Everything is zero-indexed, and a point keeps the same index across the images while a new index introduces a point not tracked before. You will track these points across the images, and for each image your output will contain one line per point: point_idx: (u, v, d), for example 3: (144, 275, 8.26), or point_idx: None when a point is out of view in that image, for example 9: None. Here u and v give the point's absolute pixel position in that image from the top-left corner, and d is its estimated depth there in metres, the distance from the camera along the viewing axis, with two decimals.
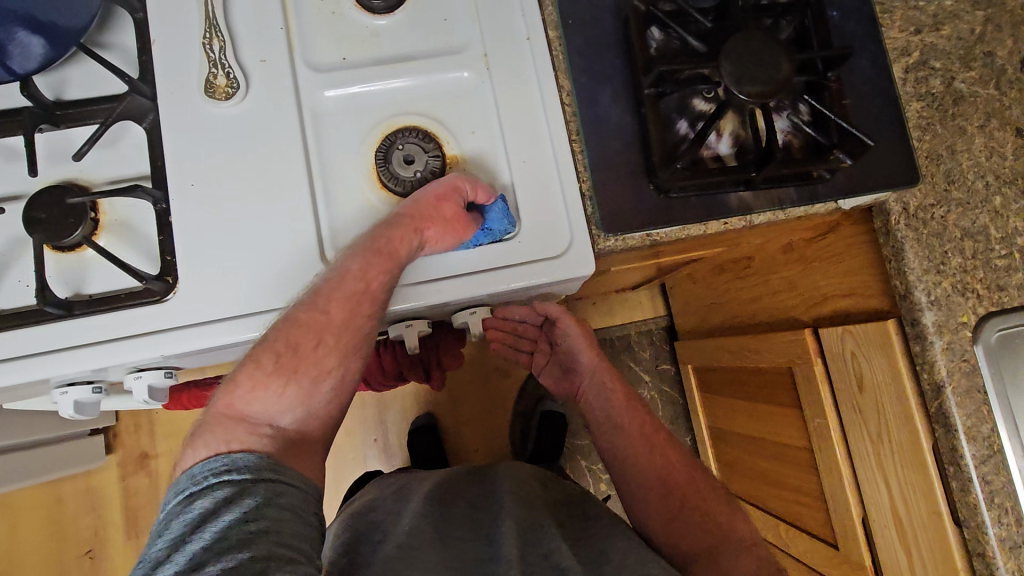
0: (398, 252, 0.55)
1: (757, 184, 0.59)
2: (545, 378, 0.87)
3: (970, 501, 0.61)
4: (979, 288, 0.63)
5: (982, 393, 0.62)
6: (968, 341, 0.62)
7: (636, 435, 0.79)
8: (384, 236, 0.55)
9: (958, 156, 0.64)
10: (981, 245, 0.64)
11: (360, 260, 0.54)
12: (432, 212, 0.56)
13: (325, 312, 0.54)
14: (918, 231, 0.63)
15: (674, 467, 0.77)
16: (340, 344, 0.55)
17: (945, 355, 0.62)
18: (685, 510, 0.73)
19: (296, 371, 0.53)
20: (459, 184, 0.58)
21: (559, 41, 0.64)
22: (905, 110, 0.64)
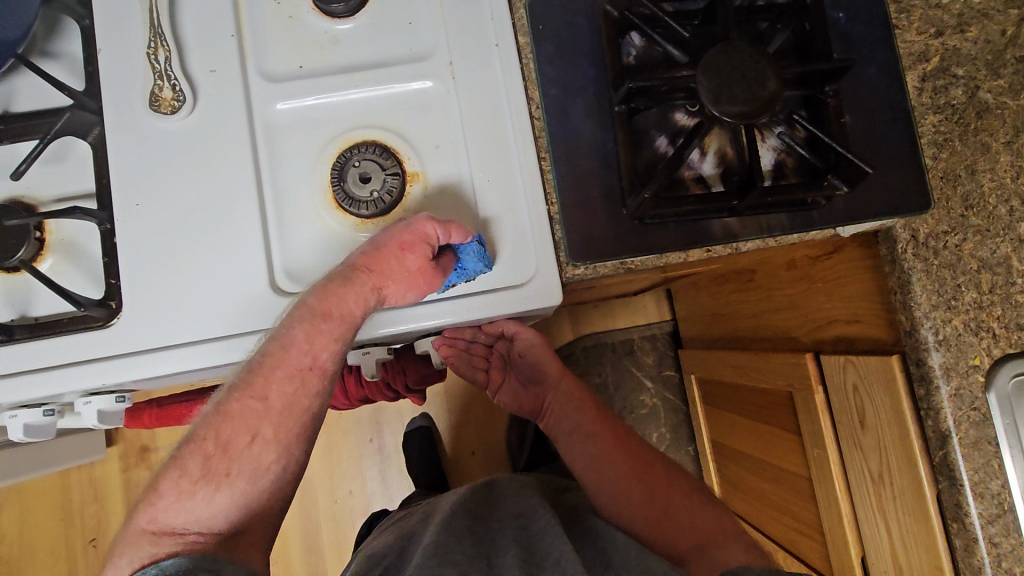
0: (353, 314, 0.49)
1: (742, 211, 0.53)
2: (503, 397, 0.79)
3: (973, 562, 0.56)
4: (995, 326, 0.56)
5: (993, 445, 0.55)
6: (980, 386, 0.56)
7: (607, 437, 0.75)
8: (340, 297, 0.48)
9: (979, 177, 0.57)
10: (1001, 278, 0.56)
11: (306, 329, 0.48)
12: (395, 267, 0.50)
13: (261, 399, 0.48)
14: (928, 262, 0.56)
15: (651, 469, 0.74)
16: (280, 435, 0.49)
17: (953, 403, 0.56)
18: (669, 510, 0.71)
19: (227, 475, 0.47)
20: (428, 231, 0.51)
21: (529, 47, 0.58)
22: (919, 124, 0.57)
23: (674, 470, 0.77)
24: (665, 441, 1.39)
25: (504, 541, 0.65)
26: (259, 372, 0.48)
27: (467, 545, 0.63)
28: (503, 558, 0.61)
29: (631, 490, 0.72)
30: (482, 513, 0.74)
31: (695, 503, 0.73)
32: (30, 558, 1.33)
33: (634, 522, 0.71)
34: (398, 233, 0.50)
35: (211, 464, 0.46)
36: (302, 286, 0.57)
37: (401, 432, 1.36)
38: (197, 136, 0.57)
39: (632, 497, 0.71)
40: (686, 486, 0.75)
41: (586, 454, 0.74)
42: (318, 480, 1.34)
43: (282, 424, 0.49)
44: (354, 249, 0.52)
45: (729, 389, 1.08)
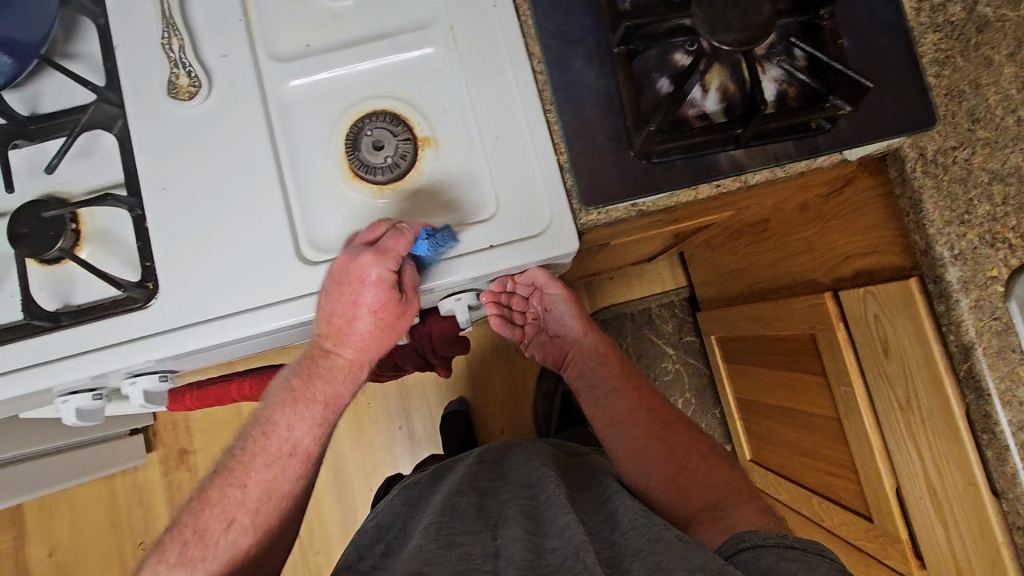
0: (341, 394, 0.58)
1: (747, 141, 0.54)
2: (534, 350, 0.83)
3: (1007, 471, 0.56)
4: (1011, 237, 0.56)
5: (1017, 353, 0.55)
6: (1000, 297, 0.56)
7: (631, 395, 0.76)
8: (327, 379, 0.57)
9: (983, 92, 0.57)
10: (1013, 188, 0.56)
11: (286, 417, 0.57)
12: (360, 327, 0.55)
13: (240, 488, 0.57)
14: (937, 179, 0.57)
15: (671, 429, 0.75)
16: (256, 520, 0.57)
17: (973, 314, 0.56)
18: (682, 466, 0.72)
19: (202, 559, 0.55)
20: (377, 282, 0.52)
21: (525, 5, 0.60)
22: (919, 44, 0.58)
23: (695, 432, 0.77)
24: (691, 406, 1.40)
25: (512, 512, 0.64)
26: (243, 461, 0.57)
27: (471, 522, 0.63)
28: (510, 527, 0.61)
29: (649, 447, 0.73)
30: (488, 486, 0.74)
31: (715, 467, 0.73)
32: (84, 565, 1.38)
33: (648, 477, 0.72)
34: (350, 297, 0.53)
35: (187, 550, 0.55)
36: (327, 254, 0.59)
37: (431, 417, 1.39)
38: (215, 120, 0.60)
39: (649, 453, 0.73)
40: (705, 447, 0.75)
41: (609, 407, 0.76)
42: (353, 468, 1.37)
43: (257, 511, 0.57)
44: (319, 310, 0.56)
45: (752, 345, 1.09)
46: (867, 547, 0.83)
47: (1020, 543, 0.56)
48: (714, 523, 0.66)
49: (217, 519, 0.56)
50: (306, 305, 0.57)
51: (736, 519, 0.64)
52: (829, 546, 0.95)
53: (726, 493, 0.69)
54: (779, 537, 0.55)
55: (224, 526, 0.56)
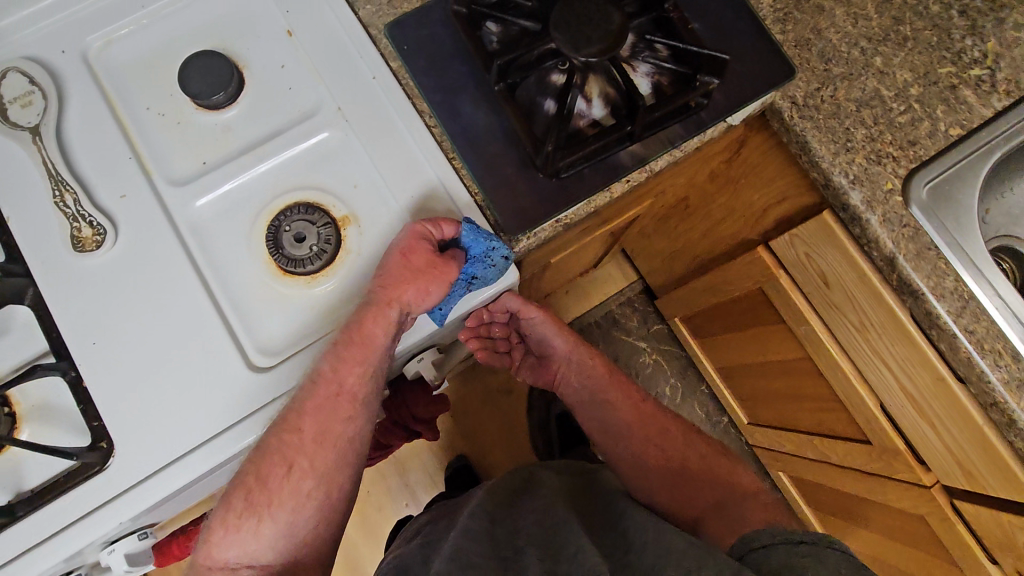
0: (378, 337, 0.54)
1: (640, 134, 0.58)
2: (523, 374, 0.82)
3: (963, 358, 0.59)
4: (892, 150, 0.62)
5: (933, 250, 0.60)
6: (902, 205, 0.60)
7: (625, 406, 0.77)
8: (368, 322, 0.53)
9: (826, 34, 0.64)
10: (879, 109, 0.62)
11: (330, 359, 0.54)
12: (405, 271, 0.53)
13: (296, 432, 0.54)
14: (815, 119, 0.63)
15: (667, 437, 0.76)
16: (316, 463, 0.56)
17: (884, 227, 0.60)
18: (683, 469, 0.73)
19: (267, 505, 0.55)
20: (419, 229, 0.54)
21: (402, 69, 0.63)
22: (759, 10, 0.64)
23: (691, 429, 0.79)
24: (679, 389, 1.42)
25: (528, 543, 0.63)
26: (294, 408, 0.55)
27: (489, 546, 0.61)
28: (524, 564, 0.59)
29: (647, 456, 0.74)
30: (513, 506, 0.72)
31: (718, 466, 0.75)
32: None
33: (648, 488, 0.72)
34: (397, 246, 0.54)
35: (251, 498, 0.54)
36: (278, 356, 0.58)
37: (434, 482, 1.36)
38: (130, 260, 0.59)
39: (647, 462, 0.74)
40: (706, 448, 0.77)
41: (600, 417, 0.77)
42: (370, 561, 1.31)
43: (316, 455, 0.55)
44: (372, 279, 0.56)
45: (711, 315, 1.12)
46: (875, 468, 0.86)
47: (996, 417, 0.60)
48: (718, 521, 0.69)
49: (277, 469, 0.54)
50: (275, 412, 0.56)
51: (744, 512, 0.68)
52: (843, 478, 0.97)
53: (724, 488, 0.72)
54: (792, 534, 0.57)
55: (285, 472, 0.55)
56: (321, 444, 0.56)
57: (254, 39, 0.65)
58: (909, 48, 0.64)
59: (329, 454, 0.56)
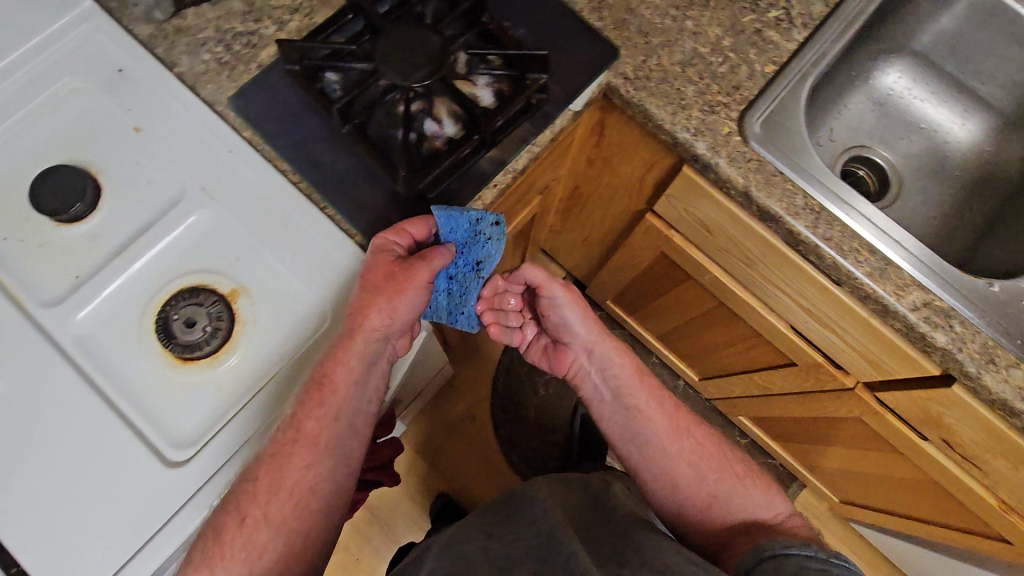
0: (339, 376, 0.60)
1: (492, 138, 0.61)
2: (535, 354, 0.88)
3: (830, 263, 0.64)
4: (722, 98, 0.68)
5: (779, 175, 0.65)
6: (742, 144, 0.66)
7: (657, 419, 0.77)
8: (340, 354, 0.59)
9: (639, 12, 0.70)
10: (701, 67, 0.69)
11: (296, 404, 0.59)
12: (372, 286, 0.58)
13: (252, 479, 0.59)
14: (648, 88, 0.68)
15: (703, 454, 0.76)
16: (273, 514, 0.59)
17: (733, 166, 0.66)
18: (714, 484, 0.74)
19: (221, 560, 0.56)
20: (384, 241, 0.58)
21: (256, 136, 0.64)
22: (575, 5, 0.69)
23: (729, 452, 0.79)
24: None
25: (493, 558, 0.63)
26: (263, 456, 0.59)
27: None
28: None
29: (677, 469, 0.75)
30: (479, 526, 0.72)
31: (745, 483, 0.76)
32: None
33: (675, 501, 0.75)
34: (369, 260, 0.58)
35: (206, 555, 0.56)
36: (197, 444, 0.56)
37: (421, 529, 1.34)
38: (16, 393, 0.56)
39: (675, 471, 0.75)
40: (736, 465, 0.77)
41: (629, 423, 0.78)
42: None
43: (270, 504, 0.59)
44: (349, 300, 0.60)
45: (634, 289, 1.16)
46: (810, 386, 0.91)
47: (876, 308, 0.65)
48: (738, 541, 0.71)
49: (230, 521, 0.57)
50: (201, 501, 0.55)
51: (766, 531, 0.70)
52: (790, 404, 1.02)
53: (747, 507, 0.73)
54: (801, 547, 0.60)
55: (238, 524, 0.58)
56: (276, 493, 0.59)
57: (100, 143, 0.64)
58: (712, 8, 0.71)
59: (282, 501, 0.60)
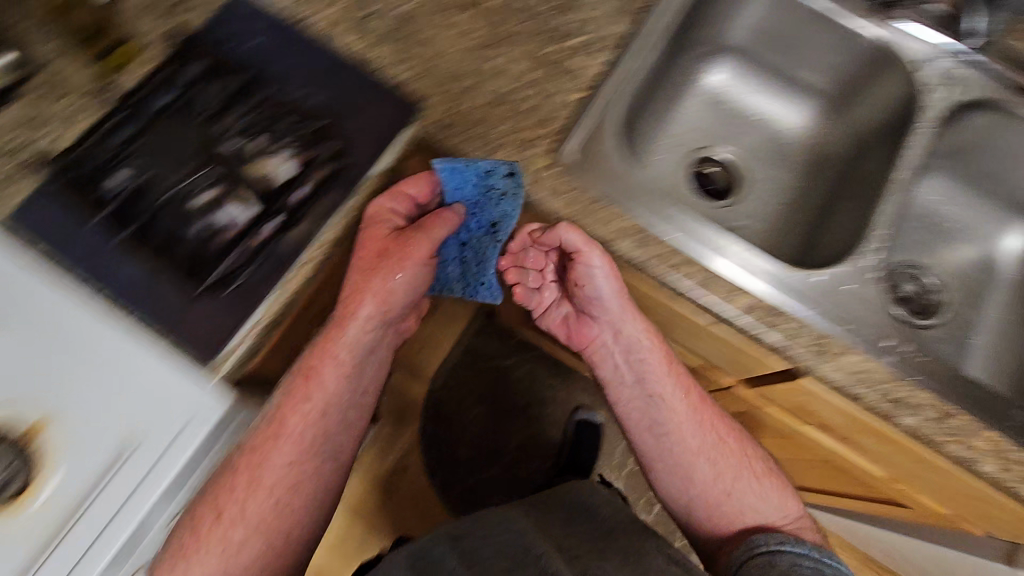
0: (351, 337, 0.64)
1: (291, 215, 0.58)
2: (553, 322, 0.83)
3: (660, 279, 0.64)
4: (535, 133, 0.66)
5: (600, 201, 0.65)
6: (559, 175, 0.65)
7: (680, 408, 0.76)
8: (341, 331, 0.64)
9: (442, 57, 0.68)
10: (511, 104, 0.67)
11: (282, 395, 0.64)
12: (369, 250, 0.62)
13: (234, 475, 0.61)
14: (458, 133, 0.65)
15: (724, 452, 0.77)
16: (245, 532, 0.62)
17: (553, 199, 0.64)
18: (722, 479, 0.76)
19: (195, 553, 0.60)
20: (380, 208, 0.62)
21: (34, 249, 0.58)
22: (374, 59, 0.67)
23: (750, 445, 0.79)
24: (559, 387, 1.44)
25: None
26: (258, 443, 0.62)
27: None
28: None
29: (692, 462, 0.77)
30: None
31: (758, 478, 0.77)
32: None
33: (681, 488, 0.78)
34: (366, 224, 0.62)
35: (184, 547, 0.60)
36: None
37: None
38: None
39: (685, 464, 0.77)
40: (753, 463, 0.78)
41: (649, 408, 0.78)
42: None
43: (252, 500, 0.62)
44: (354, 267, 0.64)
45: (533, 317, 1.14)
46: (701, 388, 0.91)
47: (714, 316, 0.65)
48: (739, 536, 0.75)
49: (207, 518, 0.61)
50: None
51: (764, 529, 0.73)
52: None
53: (752, 510, 0.75)
54: (796, 545, 0.69)
55: (216, 516, 0.61)
56: (257, 492, 0.62)
57: None
58: (517, 43, 0.70)
59: (269, 502, 0.63)
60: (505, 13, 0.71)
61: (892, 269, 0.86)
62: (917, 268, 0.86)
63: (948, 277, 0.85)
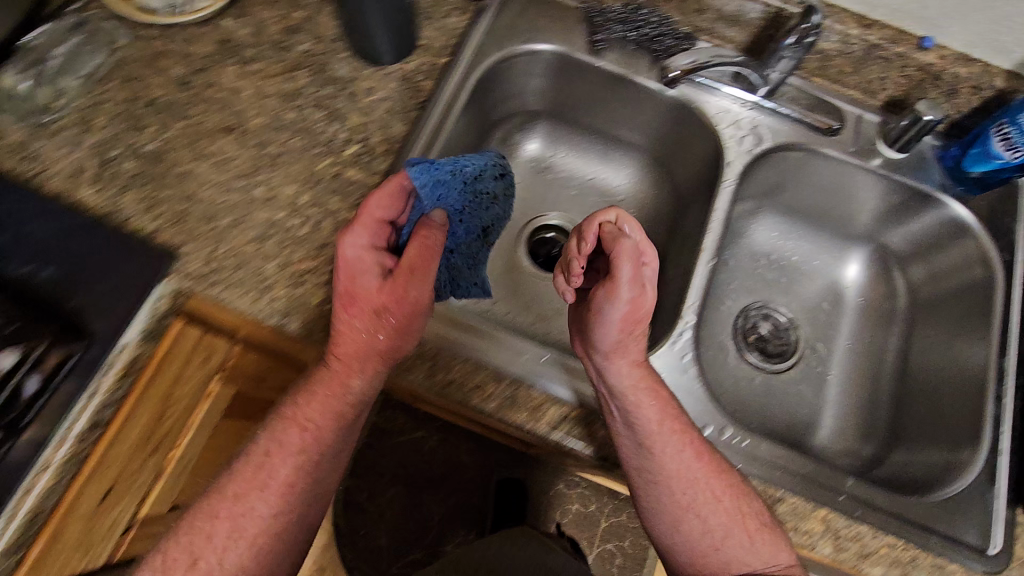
0: (342, 388, 0.53)
1: (20, 419, 0.52)
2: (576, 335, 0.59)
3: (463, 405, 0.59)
4: (307, 264, 0.61)
5: None
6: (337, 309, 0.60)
7: (681, 455, 0.55)
8: (317, 393, 0.53)
9: (199, 195, 0.62)
10: (279, 237, 0.62)
11: (232, 478, 0.51)
12: (359, 263, 0.51)
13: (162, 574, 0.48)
14: (220, 281, 0.60)
15: (715, 509, 0.53)
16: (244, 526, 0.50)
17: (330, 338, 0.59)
18: (702, 507, 0.54)
19: None
20: (385, 194, 0.52)
21: None
22: (121, 209, 0.61)
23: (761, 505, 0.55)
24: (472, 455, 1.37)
25: None
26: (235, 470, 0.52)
27: None
28: None
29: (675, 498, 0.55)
30: None
31: (756, 522, 0.53)
32: None
33: (671, 537, 0.56)
34: (354, 241, 0.51)
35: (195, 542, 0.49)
36: None
37: None
38: None
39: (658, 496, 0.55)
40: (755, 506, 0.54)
41: (635, 461, 0.55)
42: None
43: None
44: (338, 306, 0.52)
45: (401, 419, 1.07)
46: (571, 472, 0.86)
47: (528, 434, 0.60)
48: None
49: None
50: None
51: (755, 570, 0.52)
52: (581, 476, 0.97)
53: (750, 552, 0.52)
54: None
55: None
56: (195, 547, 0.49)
57: None
58: (283, 164, 0.64)
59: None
60: (268, 132, 0.65)
61: (745, 311, 0.81)
62: (770, 307, 0.82)
63: (802, 313, 0.81)
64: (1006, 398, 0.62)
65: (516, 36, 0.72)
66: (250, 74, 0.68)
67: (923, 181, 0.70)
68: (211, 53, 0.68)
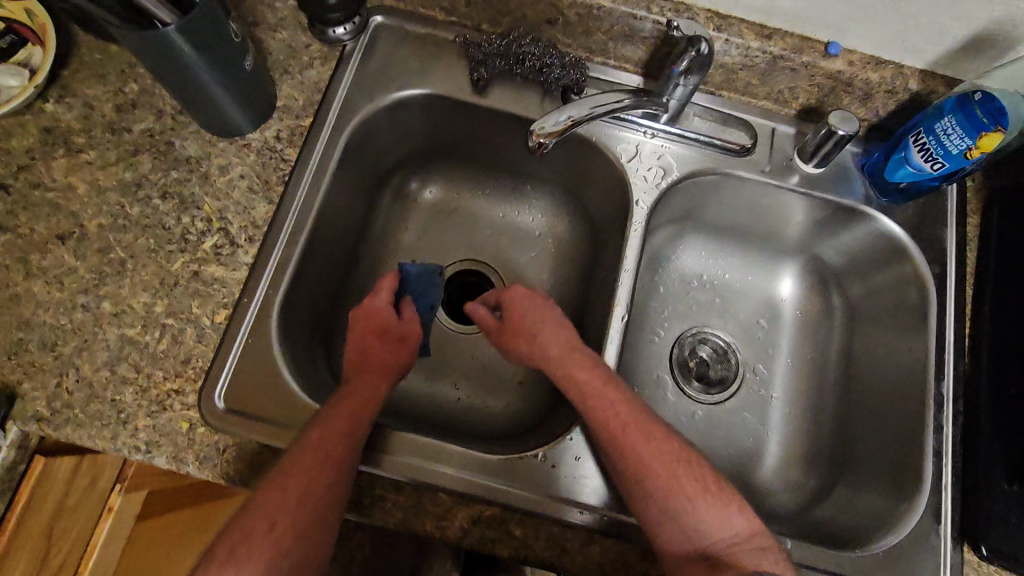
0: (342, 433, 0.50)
1: None
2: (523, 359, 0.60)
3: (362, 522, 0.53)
4: (170, 385, 0.54)
5: (266, 449, 0.54)
6: (208, 432, 0.53)
7: (643, 438, 0.52)
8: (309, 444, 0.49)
9: (36, 319, 0.55)
10: (134, 355, 0.54)
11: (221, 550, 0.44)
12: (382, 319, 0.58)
13: None
14: (71, 418, 0.52)
15: (682, 485, 0.50)
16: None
17: (204, 468, 0.52)
18: (690, 508, 0.49)
19: None
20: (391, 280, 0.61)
21: None
22: None
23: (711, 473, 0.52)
24: None
25: None
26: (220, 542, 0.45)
27: None
28: None
29: (654, 496, 0.50)
30: None
31: (742, 529, 0.49)
32: None
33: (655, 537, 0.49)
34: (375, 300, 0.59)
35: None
36: None
37: None
38: None
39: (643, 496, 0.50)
40: (755, 522, 0.49)
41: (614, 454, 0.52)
42: None
43: None
44: (359, 350, 0.57)
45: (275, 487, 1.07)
46: None
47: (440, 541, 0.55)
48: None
49: None
50: None
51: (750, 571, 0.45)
52: None
53: (748, 557, 0.46)
54: None
55: None
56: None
57: None
58: (131, 268, 0.57)
59: None
60: (111, 233, 0.58)
61: (680, 338, 0.73)
62: (705, 330, 0.74)
63: (737, 337, 0.73)
64: (947, 425, 0.58)
65: (389, 82, 0.65)
66: (81, 167, 0.59)
67: (846, 195, 0.65)
68: (32, 146, 0.59)
